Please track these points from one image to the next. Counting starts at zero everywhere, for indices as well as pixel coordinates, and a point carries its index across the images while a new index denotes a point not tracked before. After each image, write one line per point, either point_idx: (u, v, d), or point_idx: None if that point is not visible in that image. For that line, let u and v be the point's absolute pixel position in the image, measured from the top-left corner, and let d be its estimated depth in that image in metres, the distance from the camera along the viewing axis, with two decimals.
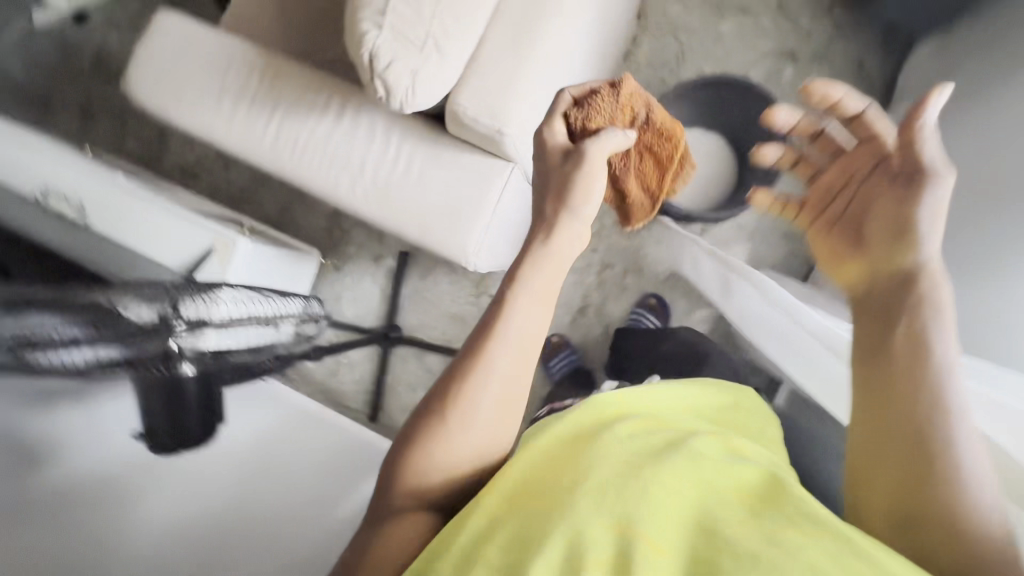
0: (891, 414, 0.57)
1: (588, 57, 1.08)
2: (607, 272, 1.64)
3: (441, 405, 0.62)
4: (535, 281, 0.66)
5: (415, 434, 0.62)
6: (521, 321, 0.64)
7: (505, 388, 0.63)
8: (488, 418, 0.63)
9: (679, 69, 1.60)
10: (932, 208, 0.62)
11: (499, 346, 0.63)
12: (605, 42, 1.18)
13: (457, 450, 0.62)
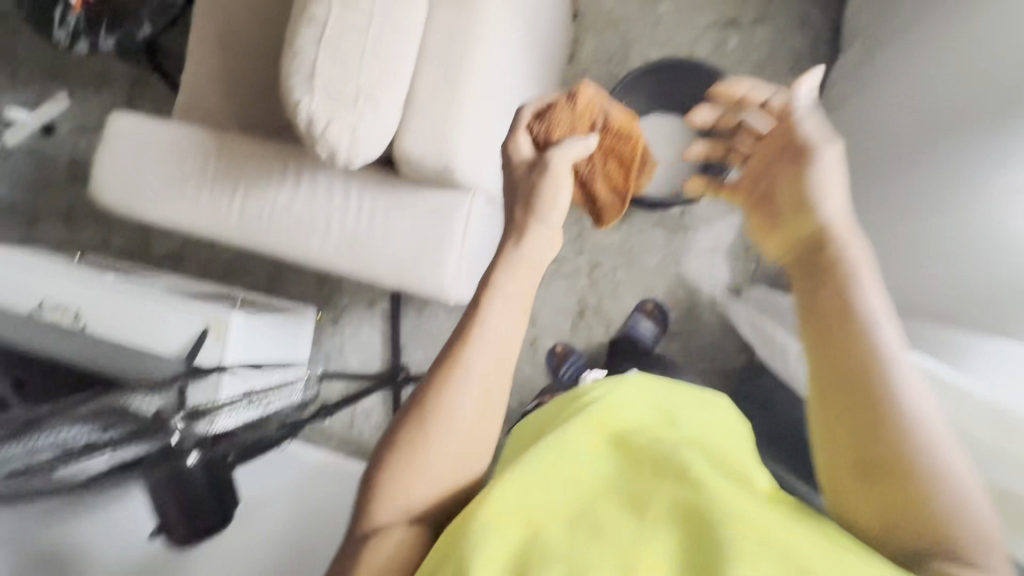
0: (845, 401, 0.54)
1: (528, 72, 1.09)
2: (597, 272, 1.64)
3: (419, 417, 0.63)
4: (508, 288, 0.67)
5: (395, 447, 0.62)
6: (495, 329, 0.65)
7: (480, 398, 0.63)
8: (466, 429, 0.63)
9: (626, 60, 1.60)
10: (828, 175, 0.62)
11: (473, 355, 0.64)
12: (543, 53, 1.20)
13: (437, 462, 0.62)
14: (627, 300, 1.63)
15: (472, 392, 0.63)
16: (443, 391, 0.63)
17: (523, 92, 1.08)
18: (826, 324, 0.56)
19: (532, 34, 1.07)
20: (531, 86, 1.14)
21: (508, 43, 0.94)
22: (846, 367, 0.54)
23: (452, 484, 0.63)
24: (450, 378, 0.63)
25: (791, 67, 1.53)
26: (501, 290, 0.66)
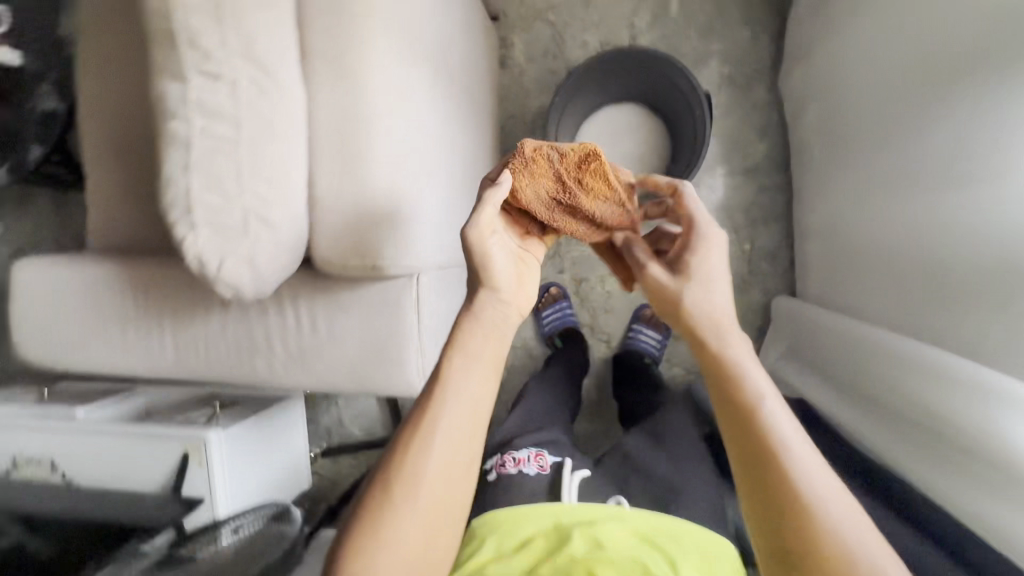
0: (747, 463, 0.63)
1: (449, 117, 0.95)
2: (584, 287, 1.51)
3: (389, 478, 0.65)
4: (468, 348, 0.72)
5: (369, 509, 0.65)
6: (460, 394, 0.69)
7: (443, 479, 0.66)
8: (437, 488, 0.66)
9: (563, 52, 1.44)
10: (707, 256, 0.76)
11: (439, 418, 0.68)
12: (464, 85, 1.05)
13: (410, 524, 0.64)
14: (623, 311, 1.50)
15: (440, 454, 0.67)
16: (414, 454, 0.66)
17: (448, 142, 0.94)
18: (725, 397, 0.67)
19: (442, 74, 0.92)
20: (456, 129, 0.99)
21: (414, 102, 0.80)
22: (743, 431, 0.64)
23: (427, 546, 0.65)
24: (418, 439, 0.67)
25: (746, 19, 1.36)
26: (462, 354, 0.71)
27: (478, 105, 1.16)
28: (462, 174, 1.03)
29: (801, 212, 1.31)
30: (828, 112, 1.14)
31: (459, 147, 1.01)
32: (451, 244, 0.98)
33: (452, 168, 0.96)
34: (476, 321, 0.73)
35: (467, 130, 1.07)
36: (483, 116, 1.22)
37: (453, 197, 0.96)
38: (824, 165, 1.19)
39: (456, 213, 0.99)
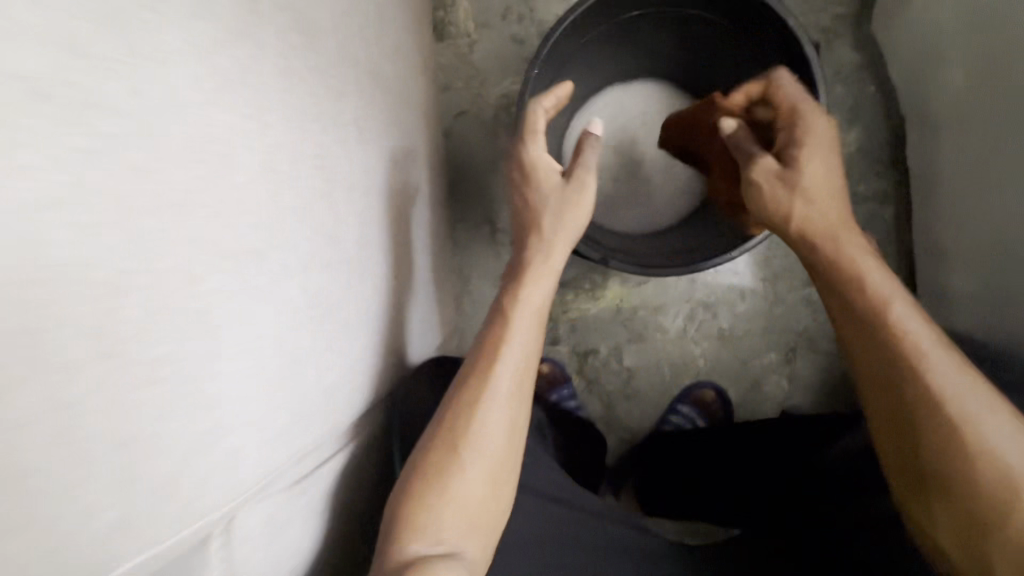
0: (888, 414, 0.50)
1: (260, 110, 0.38)
2: (591, 365, 0.98)
3: (448, 429, 0.52)
4: (533, 298, 0.60)
5: (423, 465, 0.51)
6: (528, 338, 0.58)
7: (511, 415, 0.54)
8: (507, 441, 0.53)
9: (534, 11, 0.94)
10: (823, 154, 0.59)
11: (505, 362, 0.55)
12: (337, 51, 0.51)
13: (475, 481, 0.50)
14: (652, 397, 0.98)
15: (509, 403, 0.54)
16: (474, 402, 0.53)
17: (256, 168, 0.38)
18: (857, 324, 0.53)
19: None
20: (293, 132, 0.42)
21: (31, 64, 0.23)
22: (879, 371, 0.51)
23: (491, 510, 0.51)
24: (485, 377, 0.54)
25: None
26: (526, 296, 0.60)
27: (384, 90, 0.63)
28: (318, 228, 0.46)
29: (936, 232, 0.80)
30: (1001, 59, 0.64)
31: (307, 171, 0.44)
32: (297, 407, 0.42)
33: (277, 226, 0.40)
34: (529, 270, 0.62)
35: (337, 132, 0.50)
36: (399, 113, 0.70)
37: (281, 299, 0.40)
38: (987, 153, 0.68)
39: (300, 328, 0.42)
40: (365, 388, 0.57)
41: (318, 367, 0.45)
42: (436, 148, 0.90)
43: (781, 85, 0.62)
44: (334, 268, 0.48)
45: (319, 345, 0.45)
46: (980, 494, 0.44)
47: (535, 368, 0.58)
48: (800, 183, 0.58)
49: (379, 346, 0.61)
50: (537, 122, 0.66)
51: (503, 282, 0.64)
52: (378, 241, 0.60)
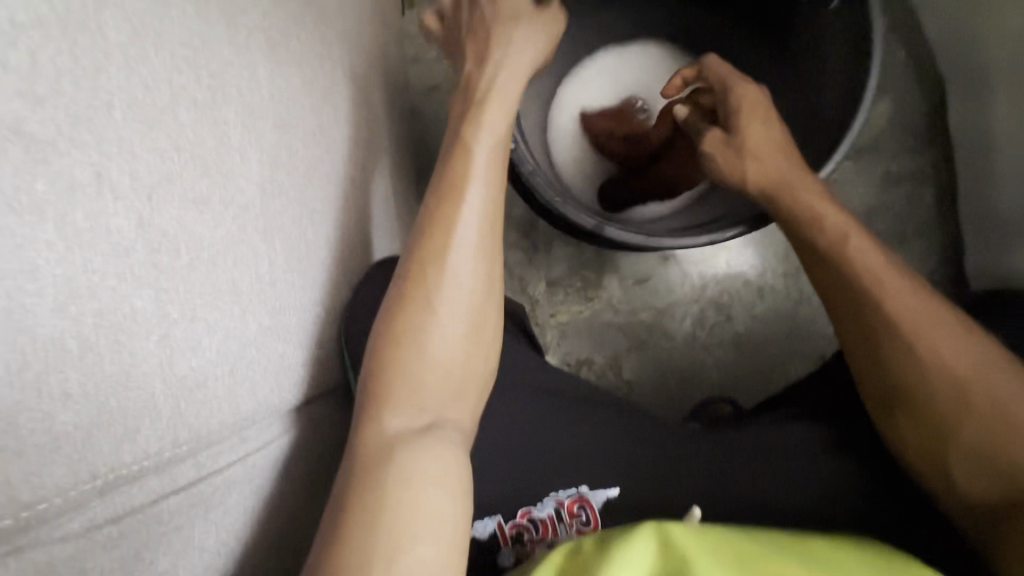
0: (872, 372, 0.44)
1: None
2: (585, 379, 0.83)
3: (407, 283, 0.41)
4: (490, 124, 0.46)
5: (383, 332, 0.40)
6: (492, 170, 0.45)
7: (487, 263, 0.43)
8: (483, 292, 0.43)
9: None
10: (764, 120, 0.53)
11: (469, 200, 0.43)
12: None
13: (445, 341, 0.41)
14: (658, 417, 0.82)
15: (479, 248, 0.43)
16: (434, 248, 0.42)
17: (39, 13, 0.24)
18: (826, 276, 0.46)
19: None
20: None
21: None
22: (841, 306, 0.45)
23: (470, 376, 0.42)
24: (449, 219, 0.43)
25: None
26: (488, 118, 0.46)
27: (321, 19, 0.51)
28: (181, 145, 0.31)
29: (996, 198, 0.69)
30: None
31: (161, 60, 0.30)
32: (105, 401, 0.25)
33: (80, 113, 0.25)
34: (493, 90, 0.48)
35: (231, 32, 0.37)
36: (347, 58, 0.57)
37: (82, 223, 0.25)
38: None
39: (130, 280, 0.27)
40: (279, 395, 0.39)
41: (166, 343, 0.29)
42: (400, 123, 0.77)
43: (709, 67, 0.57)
44: (212, 209, 0.33)
45: (173, 311, 0.29)
46: (967, 436, 0.39)
47: (504, 203, 0.46)
48: (753, 154, 0.52)
49: (303, 338, 0.44)
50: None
51: (456, 111, 0.49)
52: (308, 196, 0.45)
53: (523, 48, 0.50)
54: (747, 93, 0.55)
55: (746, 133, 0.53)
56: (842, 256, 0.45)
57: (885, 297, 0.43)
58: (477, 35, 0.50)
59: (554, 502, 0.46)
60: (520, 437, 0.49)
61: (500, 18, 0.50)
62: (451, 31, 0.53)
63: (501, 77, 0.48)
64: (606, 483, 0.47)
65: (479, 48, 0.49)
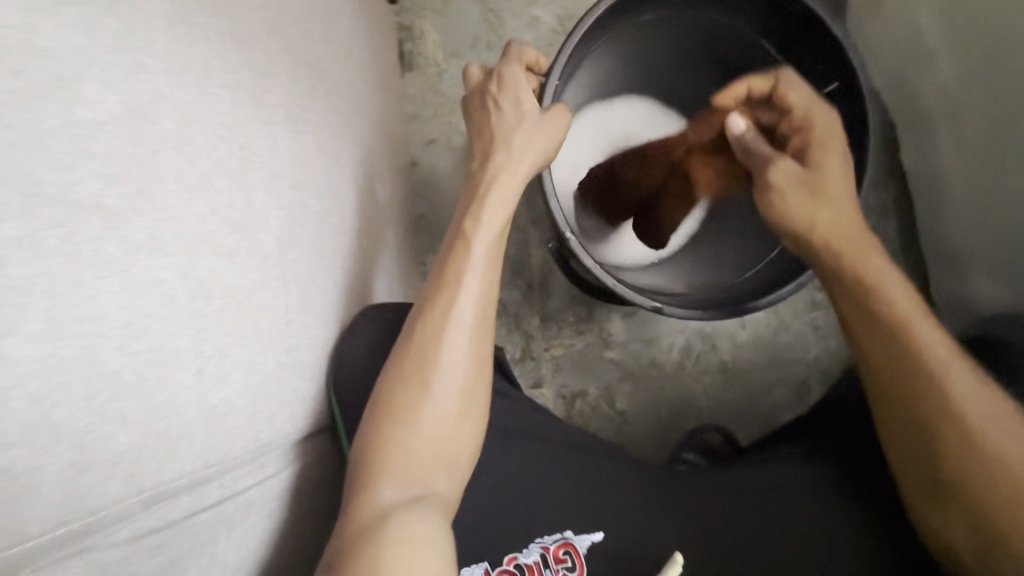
0: (902, 420, 0.46)
1: (133, 46, 0.31)
2: (579, 410, 0.86)
3: (406, 365, 0.47)
4: (491, 215, 0.51)
5: (382, 406, 0.47)
6: (488, 263, 0.51)
7: (478, 347, 0.49)
8: (472, 371, 0.49)
9: (503, 38, 0.91)
10: (842, 153, 0.49)
11: (466, 291, 0.49)
12: (264, 28, 0.46)
13: (437, 417, 0.47)
14: (651, 444, 0.85)
15: (473, 330, 0.49)
16: (431, 335, 0.48)
17: (115, 111, 0.29)
18: (870, 327, 0.47)
19: None
20: (184, 89, 0.35)
21: None
22: (893, 391, 0.46)
23: (457, 446, 0.47)
24: (445, 308, 0.49)
25: None
26: (488, 215, 0.51)
27: (331, 91, 0.58)
28: (216, 208, 0.37)
29: (948, 234, 0.75)
30: (1011, 40, 0.61)
31: (202, 138, 0.36)
32: (153, 424, 0.30)
33: (142, 187, 0.31)
34: (495, 188, 0.52)
35: (257, 110, 0.43)
36: (353, 122, 0.64)
37: (139, 275, 0.30)
38: (1010, 139, 0.64)
39: (174, 322, 0.32)
40: (289, 423, 0.44)
41: (200, 376, 0.34)
42: (401, 174, 0.84)
43: (792, 87, 0.52)
44: (240, 260, 0.39)
45: (207, 348, 0.34)
46: (966, 492, 0.43)
47: (495, 292, 0.51)
48: (826, 194, 0.48)
49: (311, 373, 0.48)
50: (525, 101, 0.55)
51: (460, 206, 0.53)
52: (318, 245, 0.51)
53: (526, 141, 0.54)
54: (825, 122, 0.51)
55: (823, 168, 0.49)
56: (905, 341, 0.45)
57: (932, 362, 0.44)
58: (481, 134, 0.56)
59: (539, 548, 0.51)
60: (515, 479, 0.56)
61: (502, 122, 0.55)
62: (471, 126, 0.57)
63: (508, 170, 0.53)
64: (590, 528, 0.53)
65: (485, 146, 0.55)
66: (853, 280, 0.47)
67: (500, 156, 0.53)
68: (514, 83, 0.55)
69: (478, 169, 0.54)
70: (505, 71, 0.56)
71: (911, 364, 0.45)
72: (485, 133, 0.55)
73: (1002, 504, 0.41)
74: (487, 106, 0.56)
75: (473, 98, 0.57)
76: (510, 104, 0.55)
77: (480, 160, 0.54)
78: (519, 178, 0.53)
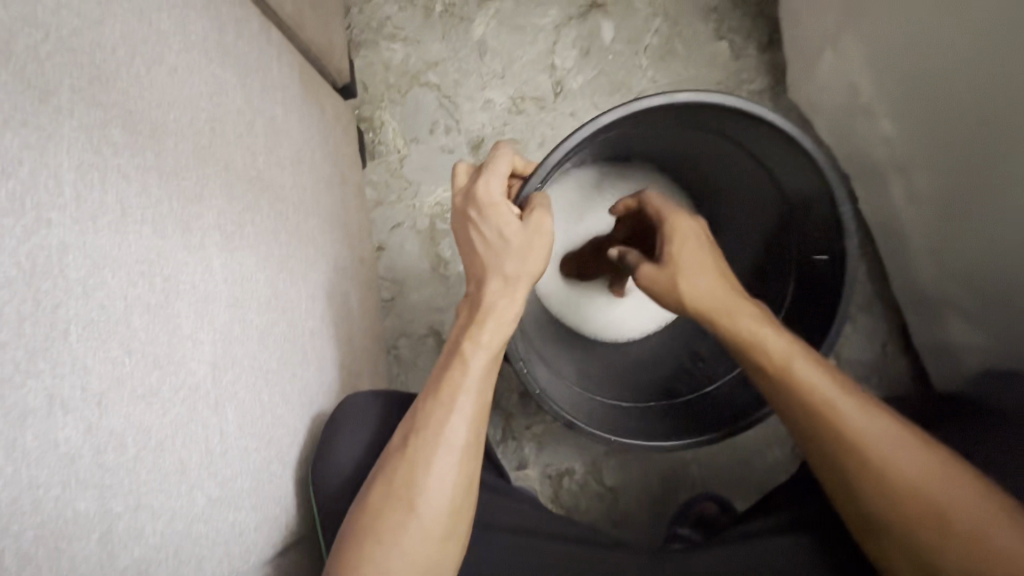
0: (830, 469, 0.48)
1: (33, 203, 0.31)
2: (567, 489, 0.82)
3: (391, 489, 0.45)
4: (494, 328, 0.50)
5: (364, 522, 0.44)
6: (484, 384, 0.49)
7: (465, 469, 0.46)
8: (461, 495, 0.46)
9: (459, 121, 0.94)
10: (702, 246, 0.56)
11: (459, 409, 0.47)
12: (196, 154, 0.47)
13: (421, 542, 0.44)
14: (647, 521, 0.81)
15: (463, 450, 0.46)
16: (422, 453, 0.46)
17: (9, 275, 0.29)
18: (780, 390, 0.51)
19: (3, 84, 0.31)
20: (96, 233, 0.35)
21: None
22: (835, 466, 0.48)
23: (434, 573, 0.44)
24: (436, 424, 0.47)
25: (716, 29, 0.92)
26: (488, 335, 0.49)
27: (276, 198, 0.58)
28: (133, 347, 0.36)
29: (919, 279, 0.74)
30: (934, 96, 0.63)
31: (118, 280, 0.36)
32: None
33: (37, 346, 0.30)
34: (492, 311, 0.50)
35: (186, 236, 0.43)
36: (304, 223, 0.64)
37: (30, 443, 0.28)
38: (951, 188, 0.65)
39: (73, 486, 0.30)
40: (226, 562, 0.40)
41: (106, 540, 0.32)
42: (366, 262, 0.84)
43: (650, 200, 0.60)
44: (160, 398, 0.37)
45: (115, 506, 0.32)
46: (903, 526, 0.44)
47: (491, 408, 0.50)
48: (686, 272, 0.55)
49: (258, 499, 0.45)
50: (508, 225, 0.50)
51: (458, 325, 0.52)
52: (262, 359, 0.49)
53: (519, 264, 0.50)
54: (679, 221, 0.57)
55: (676, 262, 0.56)
56: (829, 418, 0.48)
57: (835, 413, 0.48)
58: (471, 258, 0.52)
59: None
60: None
61: (489, 249, 0.51)
62: (463, 242, 0.52)
63: (505, 298, 0.50)
64: None
65: (478, 273, 0.52)
66: (747, 346, 0.53)
67: (495, 284, 0.50)
68: (498, 209, 0.50)
69: (475, 293, 0.51)
70: (483, 198, 0.50)
71: (842, 436, 0.47)
72: (475, 259, 0.52)
73: (937, 532, 0.43)
74: (473, 235, 0.51)
75: (458, 217, 0.52)
76: (493, 233, 0.50)
77: (475, 281, 0.52)
78: (516, 300, 0.51)
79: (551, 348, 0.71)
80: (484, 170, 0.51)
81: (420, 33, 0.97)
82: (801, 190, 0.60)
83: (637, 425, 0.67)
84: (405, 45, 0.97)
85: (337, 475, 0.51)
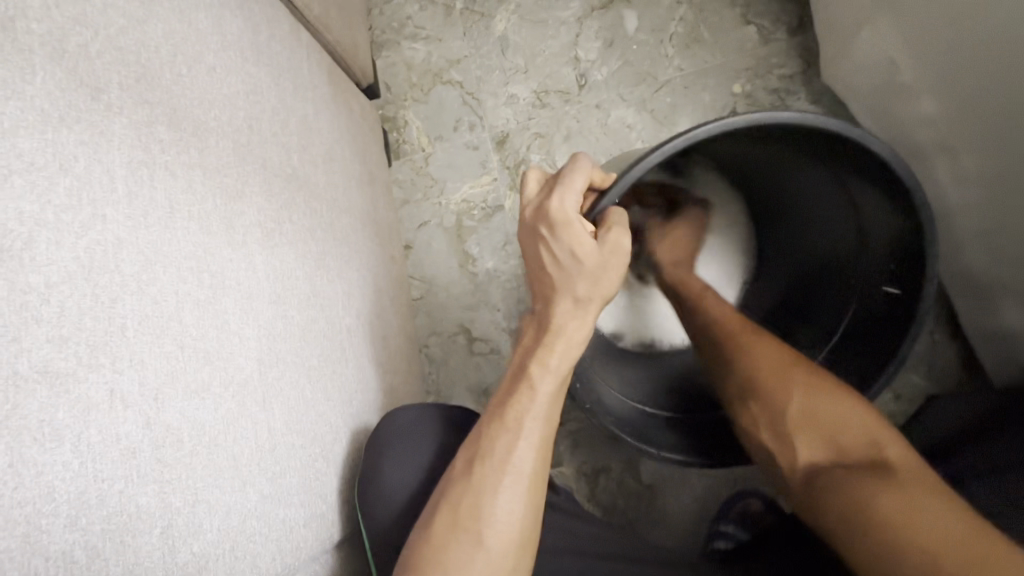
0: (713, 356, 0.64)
1: (89, 199, 0.31)
2: (603, 486, 0.81)
3: (457, 516, 0.44)
4: (561, 353, 0.50)
5: (430, 551, 0.43)
6: (550, 410, 0.49)
7: (531, 496, 0.46)
8: (526, 523, 0.45)
9: (483, 117, 0.93)
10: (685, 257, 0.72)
11: (527, 435, 0.47)
12: (235, 151, 0.47)
13: (487, 572, 0.43)
14: (687, 520, 0.79)
15: (531, 476, 0.46)
16: (489, 482, 0.45)
17: (68, 268, 0.29)
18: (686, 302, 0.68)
19: (56, 79, 0.31)
20: (147, 229, 0.35)
21: None
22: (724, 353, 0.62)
23: None
24: (503, 450, 0.46)
25: (743, 15, 0.90)
26: (556, 360, 0.49)
27: (311, 197, 0.58)
28: (185, 343, 0.36)
29: (969, 267, 0.72)
30: (981, 76, 0.61)
31: (169, 276, 0.36)
32: None
33: (97, 341, 0.30)
34: (561, 333, 0.50)
35: (230, 232, 0.43)
36: (337, 220, 0.64)
37: (94, 437, 0.28)
38: (998, 165, 0.63)
39: (135, 480, 0.30)
40: (279, 561, 0.40)
41: (167, 535, 0.32)
42: (395, 261, 0.84)
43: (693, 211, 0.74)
44: (214, 393, 0.37)
45: (175, 501, 0.32)
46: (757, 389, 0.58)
47: (555, 434, 0.49)
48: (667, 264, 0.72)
49: (307, 497, 0.45)
50: (582, 246, 0.48)
51: (522, 346, 0.52)
52: (305, 356, 0.49)
53: (591, 287, 0.50)
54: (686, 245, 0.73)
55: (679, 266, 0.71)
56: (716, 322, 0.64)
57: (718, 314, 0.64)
58: (542, 277, 0.51)
59: None
60: None
61: (561, 269, 0.50)
62: (534, 257, 0.52)
63: (574, 319, 0.50)
64: None
65: (547, 291, 0.51)
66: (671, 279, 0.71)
67: (564, 304, 0.50)
68: (573, 230, 0.48)
69: (544, 310, 0.52)
70: (557, 215, 0.48)
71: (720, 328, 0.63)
72: (544, 278, 0.51)
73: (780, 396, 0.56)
74: (544, 252, 0.50)
75: (531, 231, 0.51)
76: (566, 253, 0.49)
77: (544, 300, 0.52)
78: (585, 321, 0.51)
79: (603, 357, 0.69)
80: (561, 186, 0.49)
81: (441, 31, 0.96)
82: (867, 213, 0.60)
83: (679, 439, 0.65)
84: (426, 43, 0.97)
85: (384, 479, 0.51)
